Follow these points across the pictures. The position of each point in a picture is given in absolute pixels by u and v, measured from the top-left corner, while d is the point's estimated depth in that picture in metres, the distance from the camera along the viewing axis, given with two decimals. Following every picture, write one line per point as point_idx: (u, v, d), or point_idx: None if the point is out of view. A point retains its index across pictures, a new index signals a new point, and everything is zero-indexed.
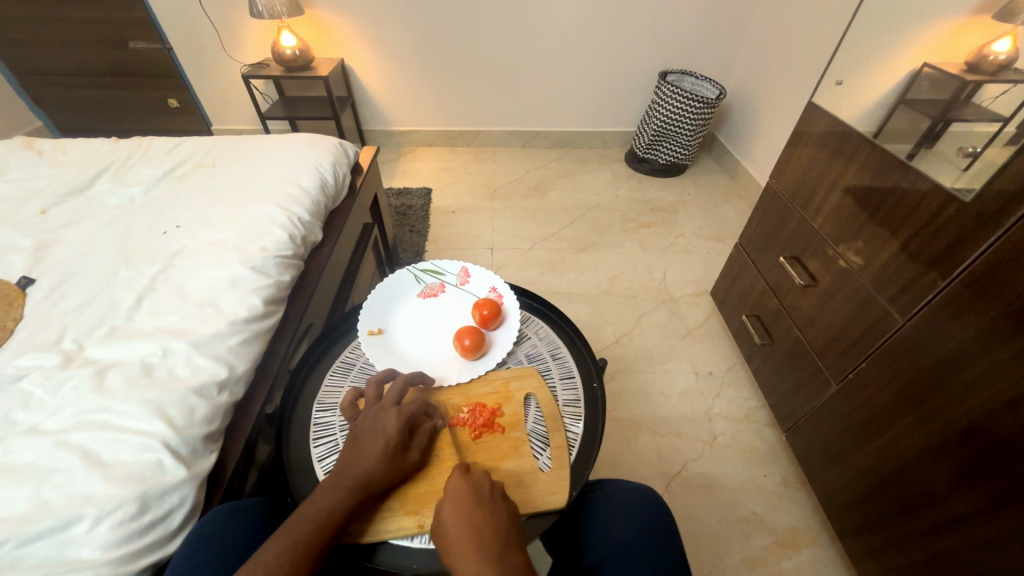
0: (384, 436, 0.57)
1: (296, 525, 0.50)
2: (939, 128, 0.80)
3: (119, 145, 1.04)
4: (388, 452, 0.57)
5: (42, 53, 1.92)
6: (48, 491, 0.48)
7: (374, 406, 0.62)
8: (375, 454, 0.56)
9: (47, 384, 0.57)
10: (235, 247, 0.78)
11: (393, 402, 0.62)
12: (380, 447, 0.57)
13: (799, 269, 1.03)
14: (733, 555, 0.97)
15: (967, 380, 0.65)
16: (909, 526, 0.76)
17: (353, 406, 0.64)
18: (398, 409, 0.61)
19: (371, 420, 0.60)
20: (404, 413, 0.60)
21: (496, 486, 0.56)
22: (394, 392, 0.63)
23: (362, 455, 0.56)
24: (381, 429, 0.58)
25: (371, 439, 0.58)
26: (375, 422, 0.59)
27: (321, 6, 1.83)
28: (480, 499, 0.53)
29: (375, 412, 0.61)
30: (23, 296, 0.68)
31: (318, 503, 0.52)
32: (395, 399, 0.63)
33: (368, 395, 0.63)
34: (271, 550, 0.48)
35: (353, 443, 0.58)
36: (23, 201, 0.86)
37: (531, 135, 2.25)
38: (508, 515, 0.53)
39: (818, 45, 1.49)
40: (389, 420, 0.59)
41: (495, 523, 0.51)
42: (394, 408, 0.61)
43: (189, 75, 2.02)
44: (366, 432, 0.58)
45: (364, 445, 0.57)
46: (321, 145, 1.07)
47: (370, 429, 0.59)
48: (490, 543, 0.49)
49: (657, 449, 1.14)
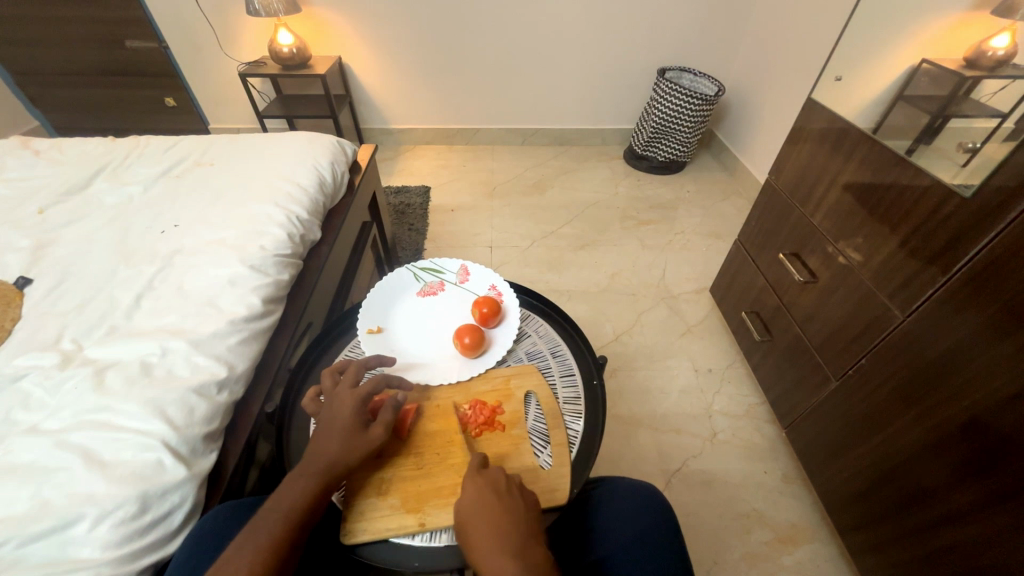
0: (341, 421, 0.58)
1: (266, 517, 0.50)
2: (938, 124, 0.81)
3: (117, 144, 1.03)
4: (345, 436, 0.57)
5: (38, 52, 1.91)
6: (49, 490, 0.48)
7: (330, 394, 0.62)
8: (336, 438, 0.57)
9: (46, 384, 0.57)
10: (234, 246, 0.78)
11: (349, 386, 0.62)
12: (339, 431, 0.57)
13: (799, 266, 1.03)
14: (734, 552, 0.98)
15: (967, 375, 0.65)
16: (909, 521, 0.77)
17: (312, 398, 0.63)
18: (353, 391, 0.61)
19: (329, 408, 0.60)
20: (358, 395, 0.60)
21: (513, 482, 0.57)
22: (348, 376, 0.63)
23: (321, 443, 0.56)
24: (339, 413, 0.59)
25: (330, 425, 0.58)
26: (332, 409, 0.59)
27: (318, 4, 1.83)
28: (500, 497, 0.54)
29: (333, 399, 0.61)
30: (22, 296, 0.68)
31: (284, 495, 0.52)
32: (353, 383, 0.63)
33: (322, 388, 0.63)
34: (242, 545, 0.48)
35: (314, 432, 0.58)
36: (20, 201, 0.86)
37: (530, 132, 2.25)
38: (528, 510, 0.54)
39: (817, 41, 1.49)
40: (344, 406, 0.59)
41: (516, 520, 0.53)
42: (348, 391, 0.61)
43: (186, 73, 2.01)
44: (325, 421, 0.59)
45: (324, 431, 0.57)
46: (320, 144, 1.06)
47: (327, 417, 0.59)
48: (514, 542, 0.51)
49: (657, 446, 1.14)
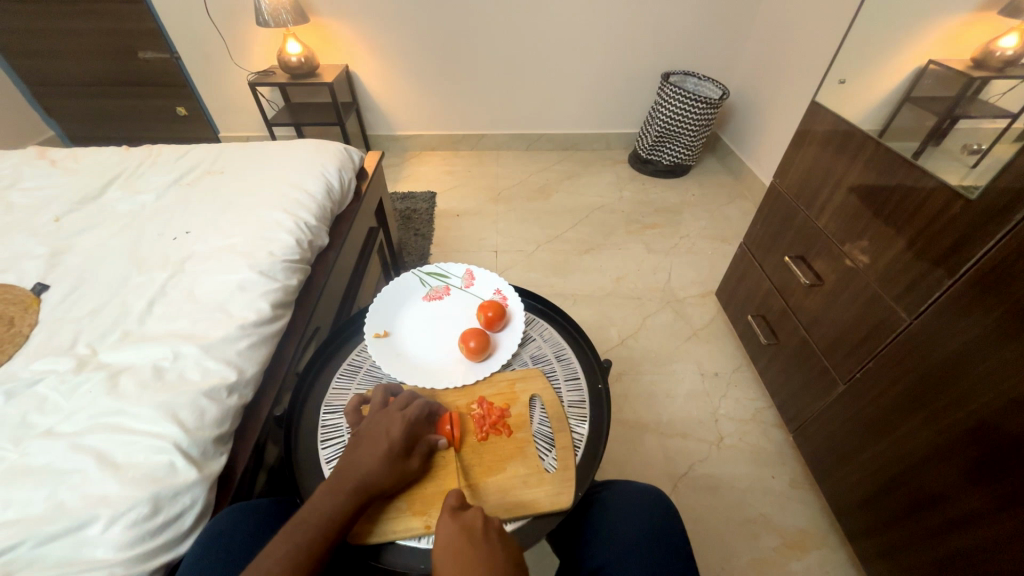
0: (386, 439, 0.58)
1: (298, 530, 0.50)
2: (946, 126, 0.80)
3: (130, 153, 1.06)
4: (388, 456, 0.57)
5: (54, 64, 1.96)
6: (63, 492, 0.49)
7: (379, 411, 0.63)
8: (375, 459, 0.57)
9: (61, 388, 0.58)
10: (244, 252, 0.79)
11: (399, 407, 0.63)
12: (381, 451, 0.57)
13: (805, 269, 1.03)
14: (741, 557, 0.97)
15: (978, 377, 0.64)
16: (920, 527, 0.75)
17: (358, 412, 0.64)
18: (403, 414, 0.61)
19: (374, 425, 0.60)
20: (410, 420, 0.61)
21: (491, 525, 0.52)
22: (400, 399, 0.64)
23: (363, 459, 0.57)
24: (385, 433, 0.59)
25: (372, 444, 0.58)
26: (378, 426, 0.60)
27: (325, 14, 1.86)
28: (470, 540, 0.50)
29: (380, 417, 0.62)
30: (38, 302, 0.70)
31: (319, 507, 0.52)
32: (403, 405, 0.63)
33: (375, 401, 0.64)
34: (273, 557, 0.48)
35: (355, 446, 0.58)
36: (37, 209, 0.88)
37: (534, 137, 2.26)
38: (500, 560, 0.48)
39: (822, 44, 1.49)
40: (393, 427, 0.59)
41: (486, 565, 0.48)
42: (398, 412, 0.62)
43: (197, 83, 2.06)
44: (369, 435, 0.59)
45: (367, 450, 0.57)
46: (327, 151, 1.08)
47: (372, 433, 0.59)
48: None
49: (664, 450, 1.14)
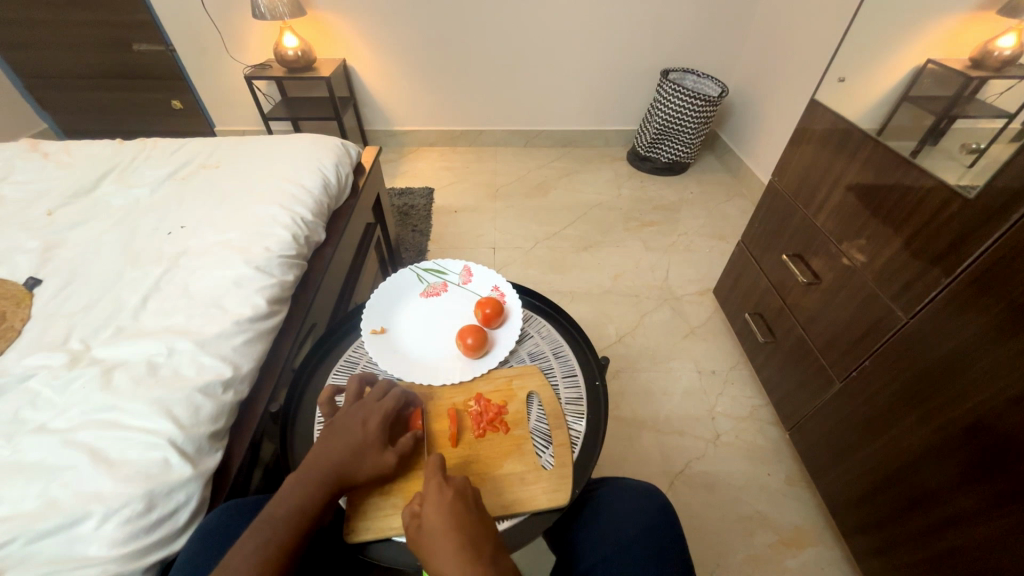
0: (361, 432, 0.58)
1: (267, 525, 0.50)
2: (943, 125, 0.80)
3: (124, 146, 1.04)
4: (363, 449, 0.57)
5: (47, 56, 1.94)
6: (57, 489, 0.48)
7: (354, 403, 0.62)
8: (349, 451, 0.57)
9: (54, 384, 0.58)
10: (240, 247, 0.79)
11: (375, 399, 0.63)
12: (357, 443, 0.57)
13: (803, 267, 1.03)
14: (737, 554, 0.97)
15: (974, 375, 0.65)
16: (914, 524, 0.76)
17: (331, 403, 0.63)
18: (379, 406, 0.61)
19: (350, 417, 0.60)
20: (386, 412, 0.61)
21: (477, 495, 0.55)
22: (376, 391, 0.64)
23: (336, 451, 0.56)
24: (360, 425, 0.59)
25: (347, 436, 0.58)
26: (353, 418, 0.59)
27: (322, 8, 1.84)
28: (469, 507, 0.53)
29: (354, 409, 0.61)
30: (30, 296, 0.69)
31: (290, 501, 0.52)
32: (378, 397, 0.63)
33: (349, 392, 0.64)
34: (241, 553, 0.47)
35: (328, 438, 0.58)
36: (28, 203, 0.87)
37: (533, 134, 2.25)
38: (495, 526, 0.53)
39: (821, 42, 1.49)
40: (369, 419, 0.59)
41: (480, 529, 0.51)
42: (374, 405, 0.61)
43: (193, 77, 2.04)
44: (342, 427, 0.59)
45: (340, 442, 0.57)
46: (324, 146, 1.07)
47: (346, 424, 0.59)
48: (483, 552, 0.49)
49: (660, 448, 1.14)
